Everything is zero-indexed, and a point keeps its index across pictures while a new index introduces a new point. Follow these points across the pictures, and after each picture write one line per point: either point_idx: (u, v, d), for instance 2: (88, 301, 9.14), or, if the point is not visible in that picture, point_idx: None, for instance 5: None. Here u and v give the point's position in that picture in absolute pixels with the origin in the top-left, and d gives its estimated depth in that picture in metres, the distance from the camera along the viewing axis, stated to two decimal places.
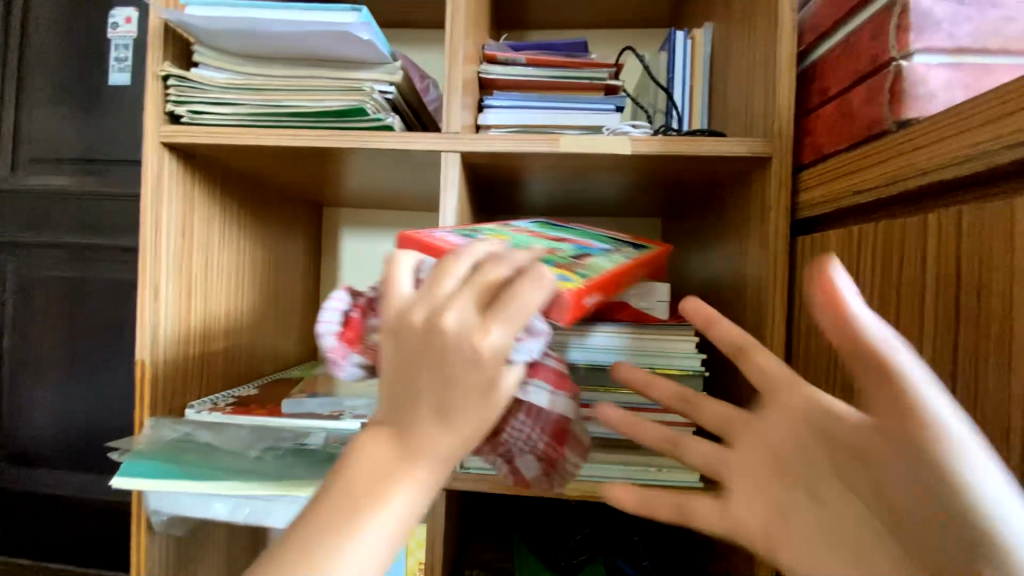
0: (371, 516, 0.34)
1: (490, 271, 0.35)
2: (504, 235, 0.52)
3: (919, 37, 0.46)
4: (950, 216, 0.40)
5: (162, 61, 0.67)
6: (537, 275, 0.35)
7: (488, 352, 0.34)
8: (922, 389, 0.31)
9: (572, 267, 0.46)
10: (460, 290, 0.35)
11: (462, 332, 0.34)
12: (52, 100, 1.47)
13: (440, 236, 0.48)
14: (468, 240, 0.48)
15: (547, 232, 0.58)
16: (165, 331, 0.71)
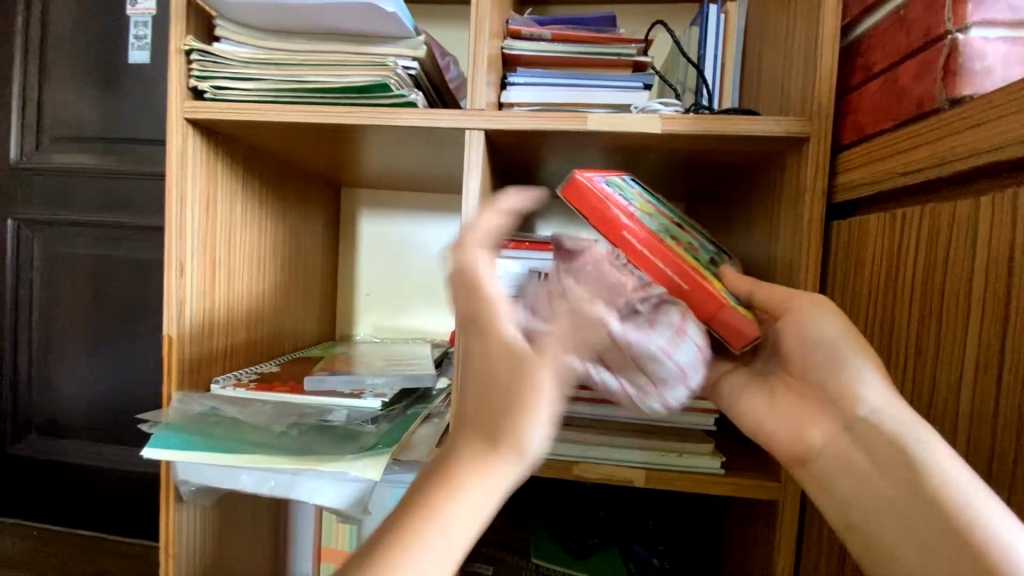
0: (428, 539, 0.34)
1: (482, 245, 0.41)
2: (649, 206, 0.53)
3: (977, 9, 0.43)
4: (1005, 198, 0.38)
5: (185, 35, 0.66)
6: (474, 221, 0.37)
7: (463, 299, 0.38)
8: (903, 417, 0.42)
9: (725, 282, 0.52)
10: None
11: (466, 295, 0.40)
12: (74, 79, 1.48)
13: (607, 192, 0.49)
14: (631, 208, 0.50)
15: (653, 196, 0.56)
16: (191, 307, 0.72)
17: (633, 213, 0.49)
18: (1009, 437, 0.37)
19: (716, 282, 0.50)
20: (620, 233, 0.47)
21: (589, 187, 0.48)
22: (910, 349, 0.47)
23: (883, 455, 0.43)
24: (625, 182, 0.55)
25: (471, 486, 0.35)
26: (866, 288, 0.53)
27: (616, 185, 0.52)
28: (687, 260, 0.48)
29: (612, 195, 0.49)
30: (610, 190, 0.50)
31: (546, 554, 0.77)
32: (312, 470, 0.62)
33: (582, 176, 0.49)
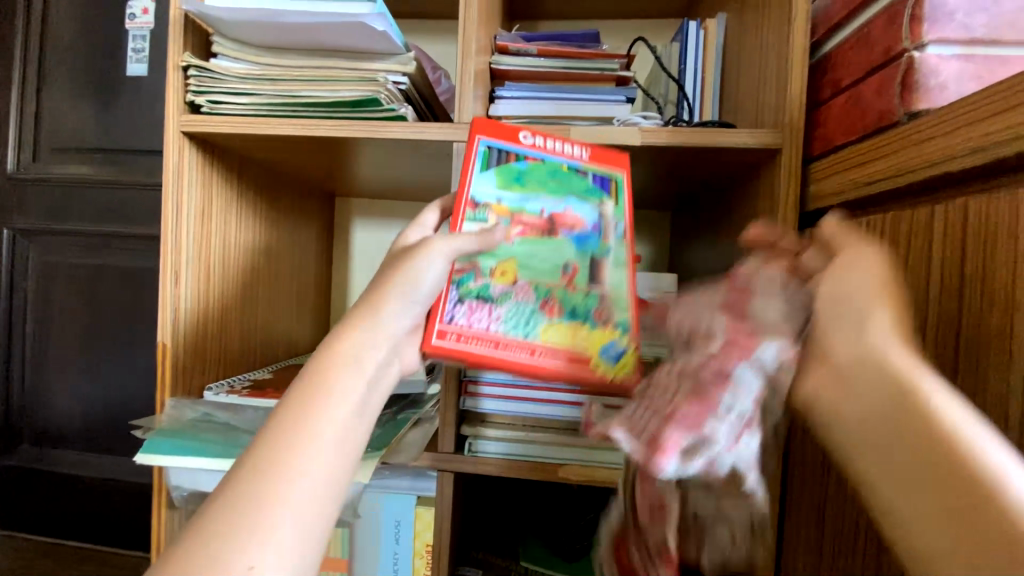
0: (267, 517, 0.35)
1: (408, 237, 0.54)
2: (510, 262, 0.53)
3: (933, 28, 0.46)
4: (959, 207, 0.41)
5: (183, 52, 0.69)
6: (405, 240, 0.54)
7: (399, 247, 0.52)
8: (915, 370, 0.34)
9: (610, 314, 0.53)
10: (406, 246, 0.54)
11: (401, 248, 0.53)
12: (72, 91, 1.51)
13: (459, 322, 0.52)
14: (490, 314, 0.52)
15: (513, 202, 0.54)
16: (186, 314, 0.73)
17: (493, 329, 0.52)
18: None
19: (600, 336, 0.52)
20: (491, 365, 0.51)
21: (440, 345, 0.51)
22: None
23: (882, 398, 0.35)
24: (480, 215, 0.53)
25: (314, 438, 0.39)
26: None
27: (459, 281, 0.53)
28: (563, 345, 0.52)
29: (463, 320, 0.52)
30: (457, 314, 0.52)
31: (534, 556, 0.79)
32: None
33: (431, 337, 0.51)
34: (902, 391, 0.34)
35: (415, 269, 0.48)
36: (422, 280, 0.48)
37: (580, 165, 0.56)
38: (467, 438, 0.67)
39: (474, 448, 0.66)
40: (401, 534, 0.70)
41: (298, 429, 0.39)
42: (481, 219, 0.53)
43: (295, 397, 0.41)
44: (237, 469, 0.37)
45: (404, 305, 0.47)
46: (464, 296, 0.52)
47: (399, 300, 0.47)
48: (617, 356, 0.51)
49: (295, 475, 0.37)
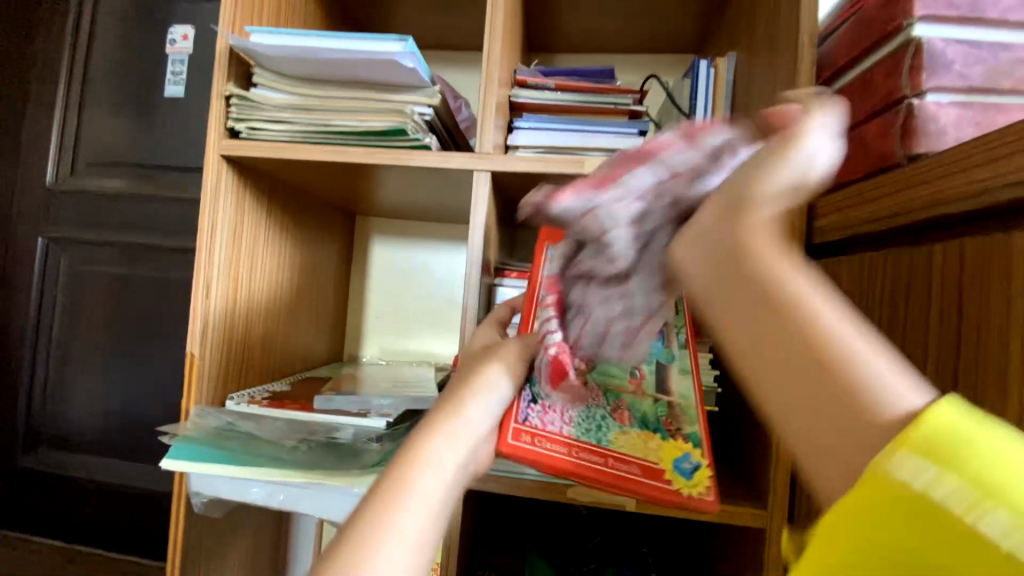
0: None
1: (479, 337, 0.59)
2: None
3: (931, 77, 0.49)
4: (953, 248, 0.45)
5: (226, 82, 0.74)
6: (482, 339, 0.58)
7: (478, 344, 0.57)
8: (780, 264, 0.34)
9: (677, 425, 0.57)
10: (483, 338, 0.58)
11: (479, 341, 0.58)
12: (112, 109, 1.60)
13: (540, 422, 0.52)
14: (564, 416, 0.54)
15: None
16: (213, 325, 0.77)
17: (567, 431, 0.53)
18: None
19: (672, 448, 0.55)
20: (569, 471, 0.50)
21: (516, 446, 0.49)
22: None
23: (769, 290, 0.34)
24: None
25: (391, 536, 0.37)
26: None
27: (529, 380, 0.54)
28: (633, 454, 0.54)
29: (536, 422, 0.52)
30: (531, 415, 0.52)
31: None
32: (319, 485, 0.65)
33: (506, 436, 0.49)
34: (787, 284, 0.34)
35: (489, 376, 0.50)
36: (497, 387, 0.49)
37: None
38: None
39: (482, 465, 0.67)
40: None
41: (377, 527, 0.38)
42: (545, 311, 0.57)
43: (374, 495, 0.40)
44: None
45: (482, 407, 0.48)
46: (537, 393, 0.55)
47: (477, 403, 0.48)
48: (689, 470, 0.53)
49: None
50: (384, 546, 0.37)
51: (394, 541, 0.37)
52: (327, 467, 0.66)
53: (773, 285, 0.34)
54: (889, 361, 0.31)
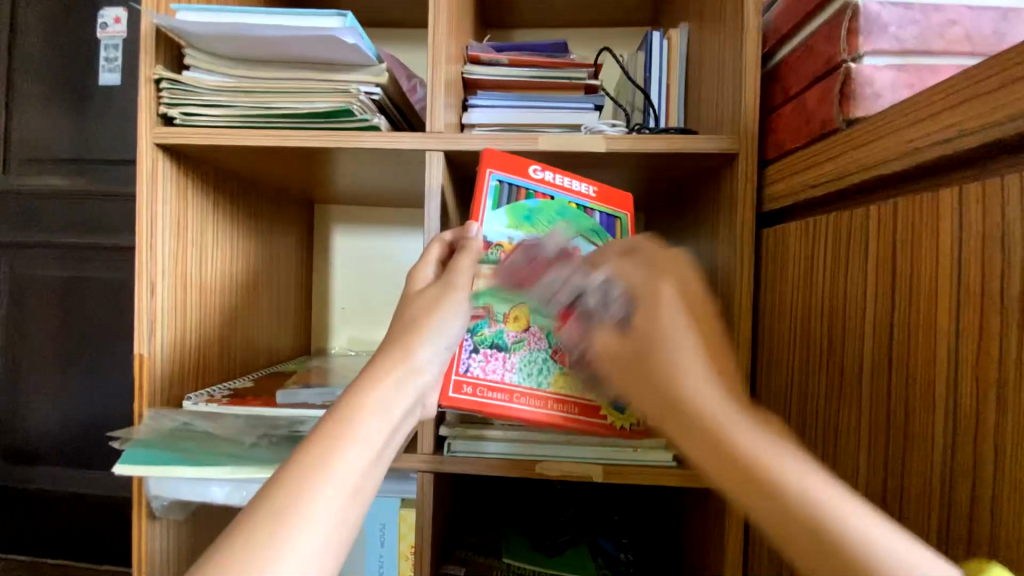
0: (292, 533, 0.34)
1: (420, 271, 0.54)
2: (524, 309, 0.59)
3: (867, 41, 0.49)
4: (888, 207, 0.44)
5: (155, 65, 0.69)
6: (418, 275, 0.54)
7: (416, 280, 0.54)
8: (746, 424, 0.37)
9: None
10: (424, 271, 0.54)
11: (415, 278, 0.54)
12: (42, 102, 1.48)
13: (477, 369, 0.58)
14: (501, 357, 0.59)
15: (523, 240, 0.59)
16: (162, 325, 0.73)
17: (509, 378, 0.59)
18: (900, 413, 0.43)
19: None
20: (506, 414, 0.58)
21: (457, 396, 0.56)
22: (823, 343, 0.53)
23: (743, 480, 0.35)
24: (493, 255, 0.58)
25: (346, 454, 0.39)
26: (789, 291, 0.59)
27: (475, 329, 0.59)
28: (572, 393, 0.59)
29: (477, 372, 0.58)
30: (472, 365, 0.58)
31: (518, 555, 0.80)
32: None
33: (449, 389, 0.56)
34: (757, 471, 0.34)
35: (442, 318, 0.50)
36: (446, 327, 0.50)
37: (586, 205, 0.63)
38: (448, 438, 0.67)
39: (450, 447, 0.66)
40: (386, 534, 0.71)
41: (330, 443, 0.39)
42: (492, 261, 0.58)
43: (327, 424, 0.40)
44: (262, 498, 0.36)
45: (433, 346, 0.49)
46: (472, 339, 0.58)
47: (429, 344, 0.48)
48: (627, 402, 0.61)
49: (320, 500, 0.36)
50: (338, 464, 0.38)
51: (342, 468, 0.38)
52: None
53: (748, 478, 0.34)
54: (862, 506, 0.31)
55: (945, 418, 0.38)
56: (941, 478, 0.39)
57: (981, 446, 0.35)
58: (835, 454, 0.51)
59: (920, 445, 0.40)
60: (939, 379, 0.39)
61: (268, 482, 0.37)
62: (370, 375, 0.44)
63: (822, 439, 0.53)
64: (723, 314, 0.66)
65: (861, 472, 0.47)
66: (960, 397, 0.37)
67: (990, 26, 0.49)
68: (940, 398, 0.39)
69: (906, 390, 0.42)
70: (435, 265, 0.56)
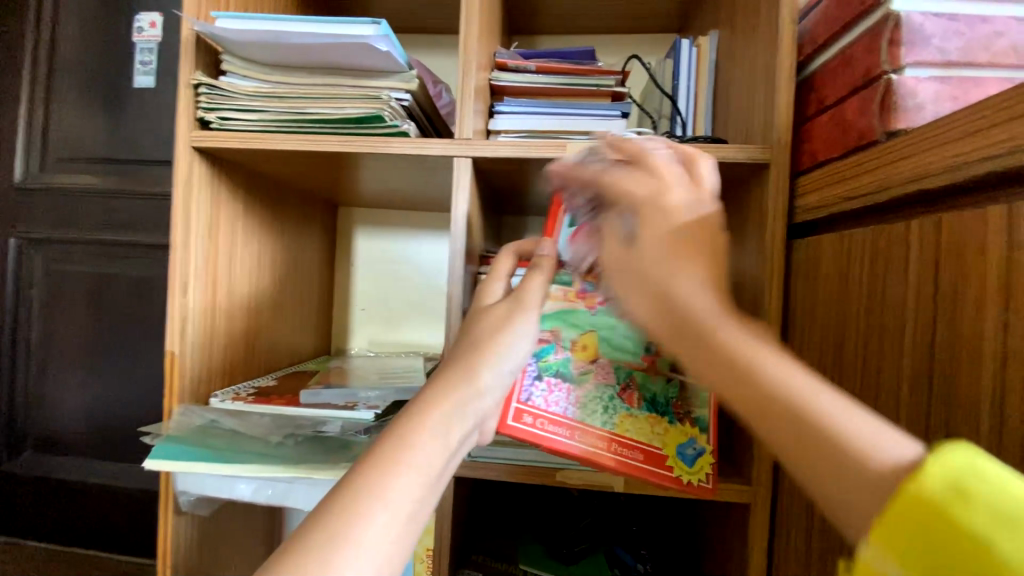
0: (347, 553, 0.35)
1: (490, 288, 0.55)
2: (591, 337, 0.59)
3: (910, 51, 0.48)
4: (930, 223, 0.43)
5: (194, 69, 0.71)
6: (490, 289, 0.55)
7: (488, 296, 0.55)
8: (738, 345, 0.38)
9: (688, 407, 0.59)
10: (496, 285, 0.55)
11: (486, 293, 0.55)
12: (80, 103, 1.54)
13: (544, 398, 0.55)
14: (568, 390, 0.56)
15: None
16: (193, 322, 0.75)
17: (570, 413, 0.55)
18: (939, 437, 0.41)
19: (678, 433, 0.57)
20: (572, 454, 0.53)
21: (518, 427, 0.53)
22: (858, 360, 0.51)
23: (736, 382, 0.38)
24: (566, 277, 0.62)
25: (407, 477, 0.39)
26: (823, 304, 0.58)
27: (541, 355, 0.58)
28: (638, 437, 0.55)
29: (540, 402, 0.55)
30: (535, 394, 0.55)
31: (534, 562, 0.80)
32: (305, 481, 0.64)
33: (508, 418, 0.53)
34: (749, 372, 0.37)
35: (509, 340, 0.50)
36: (512, 352, 0.50)
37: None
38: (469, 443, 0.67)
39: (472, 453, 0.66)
40: None
41: (395, 458, 0.39)
42: (566, 283, 0.62)
43: (392, 439, 0.41)
44: (320, 512, 0.36)
45: (496, 371, 0.49)
46: (537, 365, 0.56)
47: (493, 368, 0.49)
48: (696, 451, 0.56)
49: (377, 520, 0.36)
50: (397, 487, 0.38)
51: (401, 490, 0.38)
52: (315, 461, 0.65)
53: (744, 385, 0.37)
54: (838, 397, 0.35)
55: (988, 442, 0.37)
56: None
57: None
58: None
59: None
60: (984, 402, 0.37)
61: (329, 494, 0.38)
62: (438, 390, 0.45)
63: None
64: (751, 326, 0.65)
65: None
66: (1004, 423, 0.36)
67: None
68: (983, 423, 0.37)
69: (947, 411, 0.41)
70: (503, 283, 0.56)
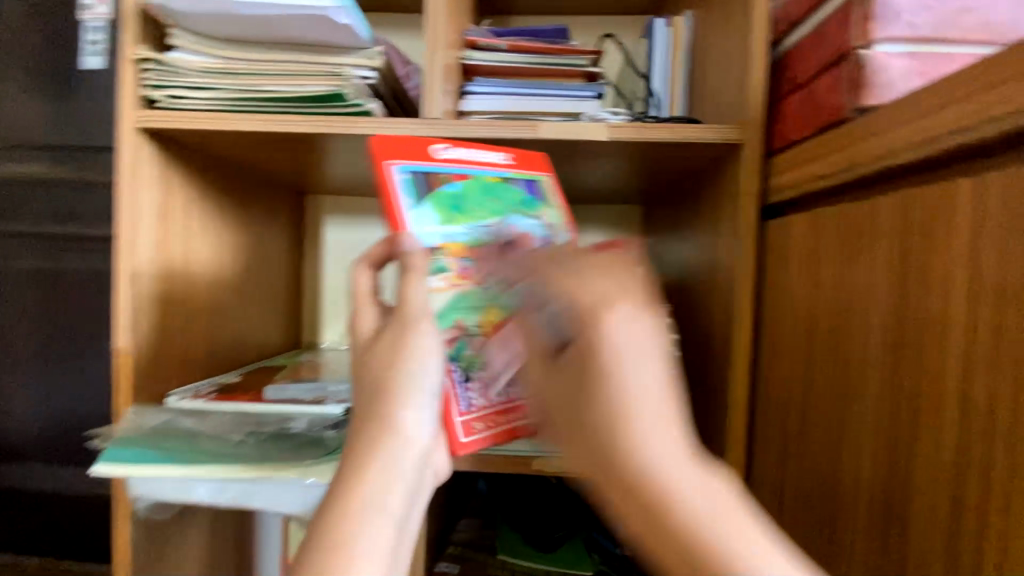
0: None
1: (362, 317, 0.50)
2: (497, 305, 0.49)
3: (881, 27, 0.47)
4: (900, 200, 0.43)
5: (136, 43, 0.65)
6: (362, 315, 0.50)
7: (362, 328, 0.50)
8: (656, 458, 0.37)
9: None
10: (371, 313, 0.50)
11: (360, 325, 0.50)
12: (21, 86, 1.42)
13: (478, 395, 0.50)
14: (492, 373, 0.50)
15: (465, 235, 0.51)
16: (145, 317, 0.70)
17: (513, 393, 0.51)
18: (908, 413, 0.42)
19: None
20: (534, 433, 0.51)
21: (472, 439, 0.48)
22: (827, 342, 0.52)
23: (640, 503, 0.36)
24: (439, 262, 0.49)
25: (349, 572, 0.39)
26: (792, 287, 0.58)
27: (455, 355, 0.49)
28: None
29: (480, 400, 0.50)
30: (472, 396, 0.49)
31: (512, 552, 0.79)
32: (271, 481, 0.61)
33: (459, 436, 0.48)
34: (645, 496, 0.36)
35: (417, 368, 0.45)
36: (427, 378, 0.46)
37: (509, 175, 0.56)
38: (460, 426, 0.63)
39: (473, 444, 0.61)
40: None
41: (337, 562, 0.39)
42: (441, 269, 0.49)
43: (323, 540, 0.40)
44: None
45: (416, 409, 0.45)
46: (457, 365, 0.49)
47: (410, 409, 0.45)
48: None
49: None
50: None
51: None
52: (280, 460, 0.61)
53: (642, 508, 0.36)
54: (760, 542, 0.35)
55: (954, 416, 0.37)
56: (950, 477, 0.37)
57: (992, 451, 0.34)
58: (839, 450, 0.50)
59: (929, 445, 0.39)
60: (952, 379, 0.37)
61: None
62: (356, 472, 0.43)
63: (824, 438, 0.52)
64: (726, 310, 0.65)
65: (865, 471, 0.46)
66: (972, 396, 0.36)
67: (1007, 13, 0.47)
68: (951, 397, 0.38)
69: (915, 386, 0.41)
70: (376, 307, 0.51)
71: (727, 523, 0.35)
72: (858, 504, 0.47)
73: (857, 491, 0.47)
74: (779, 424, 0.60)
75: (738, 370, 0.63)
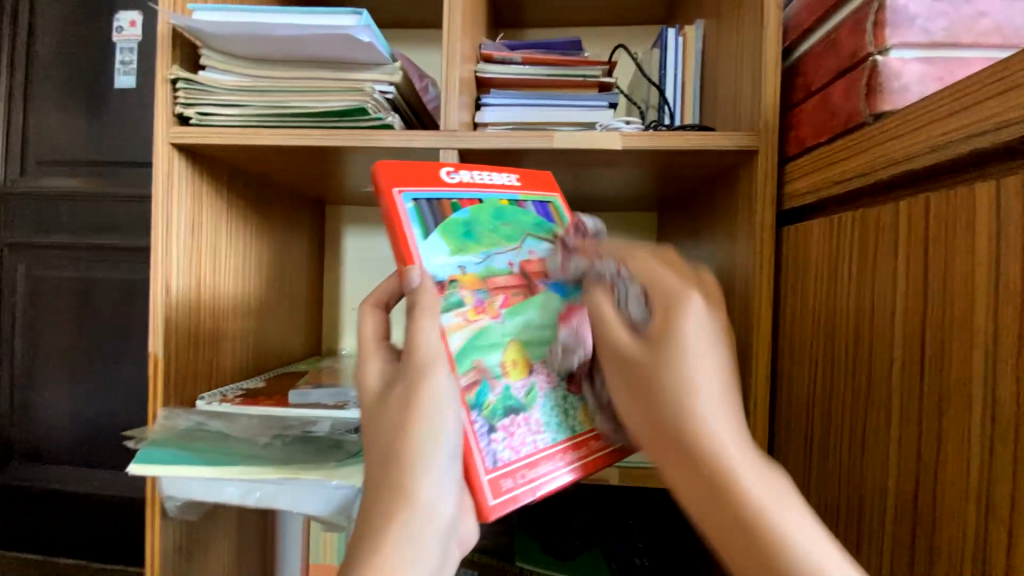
0: None
1: (368, 366, 0.47)
2: (517, 347, 0.47)
3: (894, 33, 0.48)
4: (919, 203, 0.43)
5: (171, 65, 0.69)
6: (367, 366, 0.47)
7: (367, 379, 0.47)
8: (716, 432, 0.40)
9: None
10: (376, 363, 0.47)
11: (366, 376, 0.47)
12: (59, 105, 1.50)
13: (504, 448, 0.44)
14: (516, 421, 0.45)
15: (479, 267, 0.48)
16: (175, 324, 0.73)
17: (541, 441, 0.45)
18: (932, 418, 0.41)
19: None
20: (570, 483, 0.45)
21: (501, 500, 0.42)
22: (849, 346, 0.51)
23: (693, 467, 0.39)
24: (455, 297, 0.46)
25: None
26: (813, 292, 0.58)
27: (477, 403, 0.44)
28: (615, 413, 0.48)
29: (508, 453, 0.44)
30: (499, 450, 0.43)
31: (529, 556, 0.80)
32: (296, 482, 0.63)
33: (487, 497, 0.42)
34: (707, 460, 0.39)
35: (432, 426, 0.41)
36: (443, 437, 0.41)
37: (518, 198, 0.53)
38: None
39: None
40: None
41: None
42: (458, 304, 0.46)
43: None
44: None
45: (433, 473, 0.41)
46: (479, 416, 0.44)
47: (427, 473, 0.41)
48: None
49: None
50: None
51: None
52: (304, 461, 0.64)
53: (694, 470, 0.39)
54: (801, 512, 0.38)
55: (980, 420, 0.37)
56: (978, 483, 0.37)
57: (1019, 455, 0.34)
58: (863, 455, 0.49)
59: (957, 451, 0.39)
60: (977, 382, 0.37)
61: None
62: (371, 551, 0.39)
63: (848, 445, 0.52)
64: (744, 315, 0.65)
65: (890, 478, 0.46)
66: (997, 398, 0.35)
67: None
68: (976, 400, 0.37)
69: (939, 390, 0.40)
70: (383, 356, 0.48)
71: (775, 495, 0.38)
72: (883, 510, 0.47)
73: (882, 496, 0.47)
74: (800, 429, 0.60)
75: (757, 374, 0.63)
